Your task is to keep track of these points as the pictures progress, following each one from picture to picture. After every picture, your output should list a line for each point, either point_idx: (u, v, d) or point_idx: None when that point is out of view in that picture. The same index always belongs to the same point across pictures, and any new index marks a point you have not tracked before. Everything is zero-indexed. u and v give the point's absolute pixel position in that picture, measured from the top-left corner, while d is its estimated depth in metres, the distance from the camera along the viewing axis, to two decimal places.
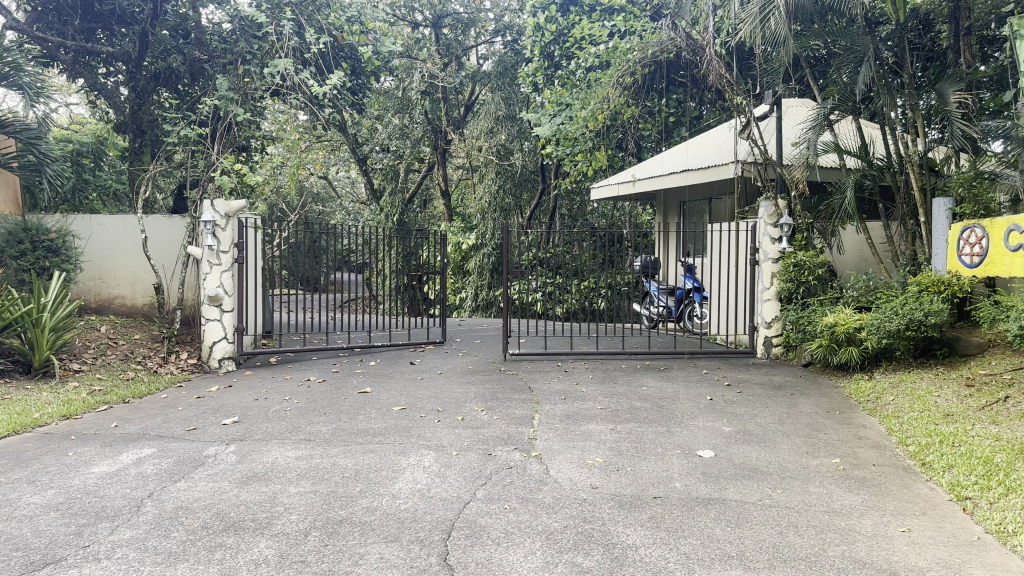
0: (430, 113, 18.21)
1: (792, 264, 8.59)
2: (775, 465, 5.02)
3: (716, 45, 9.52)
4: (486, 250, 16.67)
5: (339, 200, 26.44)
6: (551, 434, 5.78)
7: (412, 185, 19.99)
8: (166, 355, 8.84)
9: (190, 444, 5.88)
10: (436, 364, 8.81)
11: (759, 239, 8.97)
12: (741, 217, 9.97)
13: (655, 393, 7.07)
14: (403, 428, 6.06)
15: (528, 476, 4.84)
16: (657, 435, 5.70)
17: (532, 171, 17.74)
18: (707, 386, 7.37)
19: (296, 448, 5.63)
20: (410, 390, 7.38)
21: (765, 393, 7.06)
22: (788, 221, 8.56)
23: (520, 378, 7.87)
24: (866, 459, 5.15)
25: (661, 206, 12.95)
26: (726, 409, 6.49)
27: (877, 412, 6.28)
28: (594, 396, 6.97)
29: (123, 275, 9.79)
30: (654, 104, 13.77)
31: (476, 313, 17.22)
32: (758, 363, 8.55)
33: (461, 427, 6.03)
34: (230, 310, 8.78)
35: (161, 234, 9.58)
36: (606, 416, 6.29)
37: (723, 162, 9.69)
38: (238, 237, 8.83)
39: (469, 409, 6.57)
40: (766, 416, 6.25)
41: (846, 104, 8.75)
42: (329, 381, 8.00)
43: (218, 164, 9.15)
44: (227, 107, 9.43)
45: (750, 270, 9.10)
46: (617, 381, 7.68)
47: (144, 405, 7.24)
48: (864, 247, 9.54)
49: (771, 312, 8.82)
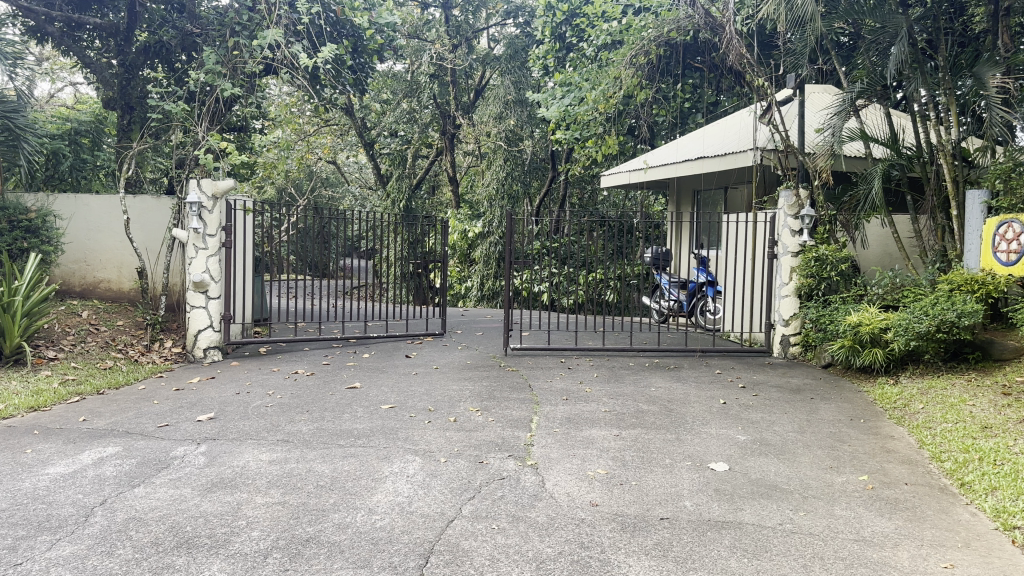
0: (438, 97, 17.71)
1: (813, 258, 8.07)
2: (796, 483, 4.52)
3: (737, 23, 8.94)
4: (493, 238, 16.15)
5: (347, 185, 25.94)
6: (550, 440, 5.29)
7: (420, 170, 19.44)
8: (150, 343, 8.42)
9: (158, 443, 5.42)
10: (433, 358, 8.34)
11: (778, 231, 8.45)
12: (760, 208, 9.42)
13: (664, 395, 6.58)
14: (389, 430, 5.58)
15: (521, 490, 4.36)
16: (665, 444, 5.21)
17: (542, 159, 17.19)
18: (720, 388, 6.87)
19: (271, 451, 5.17)
20: (402, 387, 6.91)
21: (782, 397, 6.56)
22: (810, 213, 8.02)
23: (521, 375, 7.40)
24: (897, 477, 4.64)
25: (674, 195, 12.42)
26: (741, 414, 5.99)
27: (906, 422, 5.76)
28: (599, 397, 6.48)
29: (108, 258, 9.35)
30: (667, 89, 13.20)
31: (482, 302, 16.67)
32: (774, 363, 8.04)
33: (452, 430, 5.54)
34: (216, 297, 8.33)
35: (146, 215, 9.12)
36: (609, 419, 5.79)
37: (741, 149, 9.14)
38: (226, 220, 8.36)
39: (463, 409, 6.09)
40: (785, 424, 5.74)
41: (875, 88, 8.17)
42: (318, 374, 7.54)
43: (204, 142, 8.62)
44: (215, 81, 8.88)
45: (768, 264, 8.59)
46: (623, 380, 7.18)
47: (119, 397, 6.79)
48: (890, 241, 8.97)
49: (790, 309, 8.30)
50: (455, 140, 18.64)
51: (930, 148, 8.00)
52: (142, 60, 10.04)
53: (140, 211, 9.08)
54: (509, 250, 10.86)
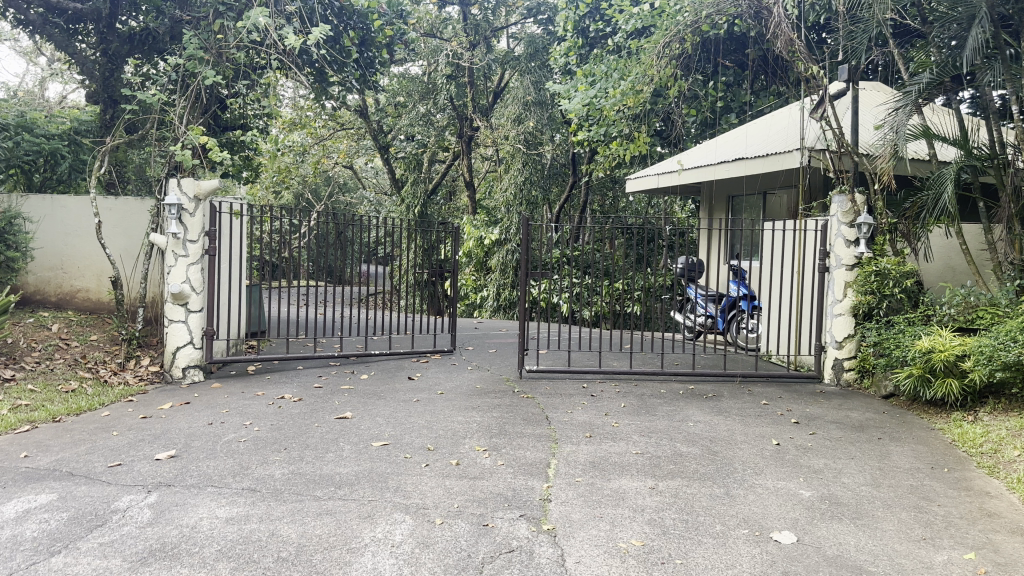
0: (456, 98, 16.53)
1: (872, 272, 7.09)
2: (885, 564, 3.54)
3: (786, 6, 7.97)
4: (510, 246, 15.18)
5: (364, 190, 25.12)
6: (571, 495, 4.33)
7: (436, 176, 18.52)
8: (124, 361, 7.56)
9: (101, 490, 4.52)
10: (439, 380, 7.41)
11: (830, 241, 7.47)
12: (807, 215, 8.41)
13: (706, 432, 5.61)
14: (379, 476, 4.66)
15: (534, 569, 3.41)
16: (714, 502, 4.25)
17: (562, 164, 16.25)
18: (770, 425, 5.88)
19: (231, 505, 4.25)
20: (400, 417, 5.98)
21: (845, 438, 5.57)
22: (868, 221, 7.03)
23: (536, 404, 6.46)
24: (1013, 555, 3.65)
25: (706, 201, 11.45)
26: (800, 462, 5.02)
27: (1003, 474, 4.76)
28: (628, 434, 5.53)
29: (84, 265, 8.53)
30: (698, 87, 12.21)
31: (497, 313, 15.69)
32: (827, 393, 7.04)
33: (453, 478, 4.60)
34: (198, 310, 7.46)
35: (122, 218, 8.25)
36: (644, 465, 4.83)
37: (787, 148, 8.15)
38: (209, 225, 7.49)
39: (468, 449, 5.16)
40: (854, 477, 4.76)
41: (945, 79, 7.15)
42: (306, 400, 6.63)
43: (186, 136, 7.70)
44: (195, 69, 7.75)
45: (817, 277, 7.61)
46: (655, 412, 6.21)
47: (75, 425, 5.90)
48: (956, 253, 7.94)
49: (844, 329, 7.30)
50: (472, 143, 17.73)
51: (1008, 147, 6.98)
52: (127, 49, 9.22)
53: (118, 213, 8.24)
54: (527, 258, 9.70)
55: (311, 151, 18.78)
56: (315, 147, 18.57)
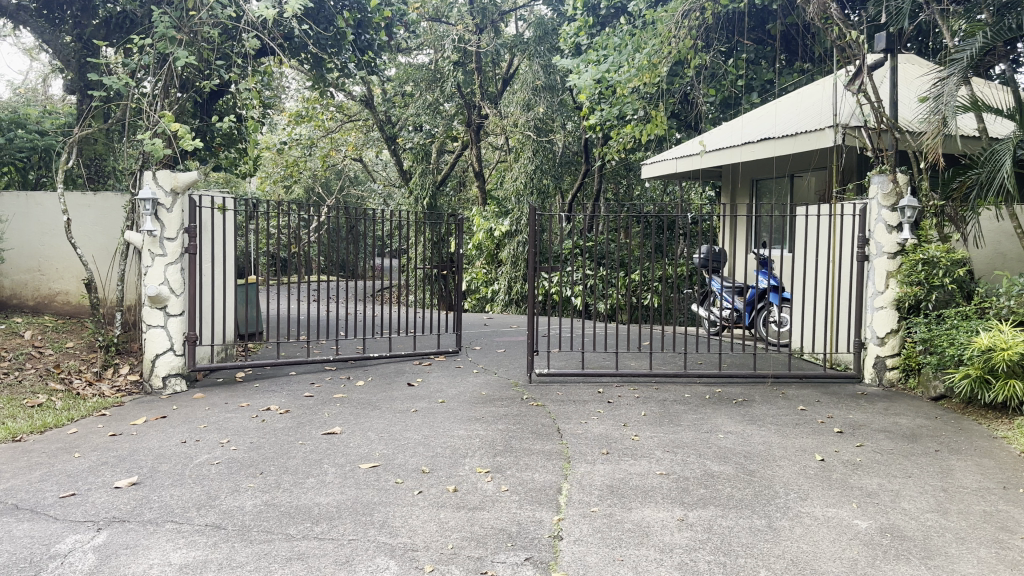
0: (463, 86, 15.86)
1: (920, 261, 6.39)
2: None
3: None
4: (520, 237, 14.53)
5: (372, 183, 24.49)
6: (586, 530, 3.69)
7: (444, 167, 17.80)
8: (101, 370, 6.98)
9: (44, 529, 3.91)
10: (441, 386, 6.79)
11: (869, 227, 6.79)
12: (841, 199, 7.71)
13: (740, 446, 4.95)
14: (363, 507, 4.04)
15: None
16: (757, 539, 3.58)
17: (573, 152, 15.57)
18: (811, 436, 5.21)
19: (188, 548, 3.64)
20: (394, 432, 5.37)
21: (897, 452, 4.91)
22: (914, 204, 6.34)
23: (546, 413, 5.84)
24: None
25: (728, 185, 10.73)
26: (849, 483, 4.35)
27: None
28: (652, 449, 4.88)
29: (59, 267, 7.98)
30: (717, 63, 11.46)
31: (509, 308, 15.05)
32: (869, 395, 6.37)
33: (450, 509, 3.98)
34: (179, 314, 6.87)
35: (95, 217, 7.68)
36: (672, 489, 4.18)
37: (818, 127, 7.46)
38: (189, 221, 6.89)
39: (468, 472, 4.52)
40: (915, 502, 4.09)
41: (997, 44, 6.43)
42: (294, 411, 6.03)
43: (156, 124, 7.00)
44: (166, 50, 7.03)
45: (855, 266, 6.93)
46: (679, 422, 5.55)
47: (35, 446, 5.31)
48: (1008, 237, 7.21)
49: (886, 325, 6.63)
50: (481, 132, 17.02)
51: None
52: (103, 34, 8.61)
53: (91, 212, 7.68)
54: (537, 252, 8.89)
55: (319, 144, 18.23)
56: (323, 139, 17.99)
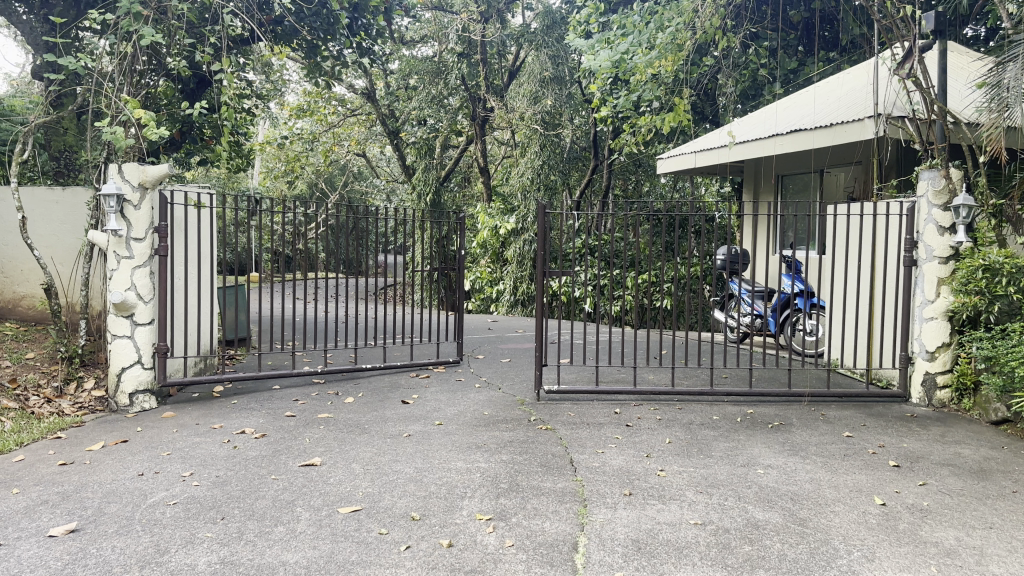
0: (468, 77, 15.10)
1: (980, 267, 5.64)
2: None
3: None
4: (527, 236, 13.82)
5: (375, 178, 23.72)
6: None
7: (447, 162, 17.04)
8: (62, 385, 6.28)
9: None
10: (439, 404, 6.10)
11: (918, 228, 6.07)
12: (882, 197, 7.01)
13: (785, 486, 4.24)
14: (337, 569, 3.32)
15: None
16: None
17: (582, 147, 14.84)
18: (864, 472, 4.50)
19: None
20: (383, 464, 4.67)
21: (968, 493, 4.19)
22: (969, 203, 5.63)
23: (558, 439, 5.14)
24: None
25: (750, 181, 10.00)
26: (921, 536, 3.64)
27: None
28: (682, 489, 4.18)
29: (22, 270, 7.33)
30: (738, 51, 10.71)
31: (515, 309, 14.31)
32: (920, 418, 5.66)
33: (441, 572, 3.27)
34: (148, 322, 6.17)
35: (59, 215, 7.03)
36: (712, 547, 3.47)
37: (857, 116, 6.77)
38: (159, 220, 6.20)
39: (465, 519, 3.82)
40: (1007, 563, 3.37)
41: None
42: (272, 435, 5.34)
43: (119, 109, 6.31)
44: (130, 27, 6.35)
45: (901, 272, 6.21)
46: (710, 452, 4.85)
47: None
48: None
49: (937, 337, 5.93)
50: (486, 126, 16.19)
51: None
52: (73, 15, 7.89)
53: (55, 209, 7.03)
54: (546, 254, 8.15)
55: (320, 139, 17.53)
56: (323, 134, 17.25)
